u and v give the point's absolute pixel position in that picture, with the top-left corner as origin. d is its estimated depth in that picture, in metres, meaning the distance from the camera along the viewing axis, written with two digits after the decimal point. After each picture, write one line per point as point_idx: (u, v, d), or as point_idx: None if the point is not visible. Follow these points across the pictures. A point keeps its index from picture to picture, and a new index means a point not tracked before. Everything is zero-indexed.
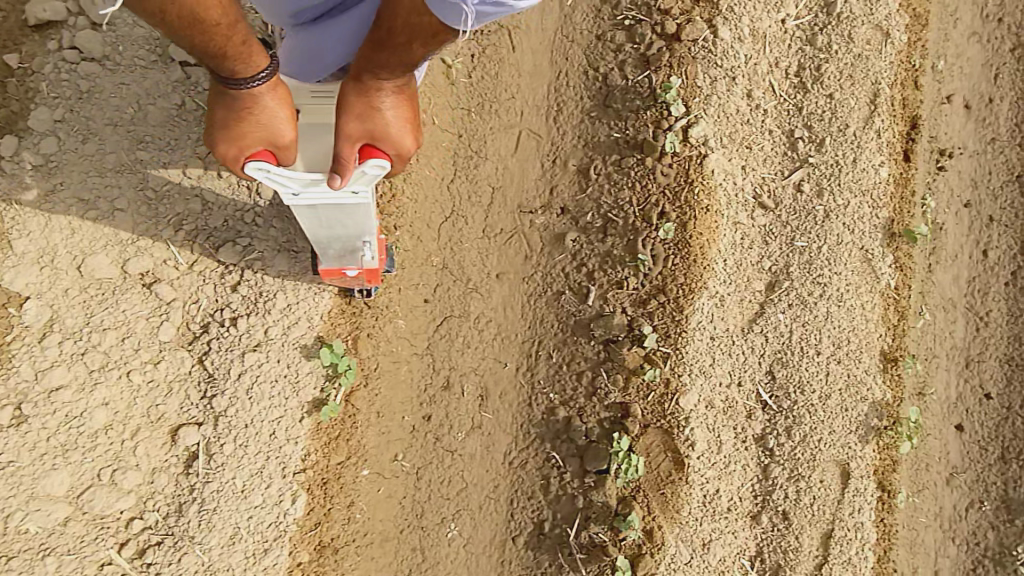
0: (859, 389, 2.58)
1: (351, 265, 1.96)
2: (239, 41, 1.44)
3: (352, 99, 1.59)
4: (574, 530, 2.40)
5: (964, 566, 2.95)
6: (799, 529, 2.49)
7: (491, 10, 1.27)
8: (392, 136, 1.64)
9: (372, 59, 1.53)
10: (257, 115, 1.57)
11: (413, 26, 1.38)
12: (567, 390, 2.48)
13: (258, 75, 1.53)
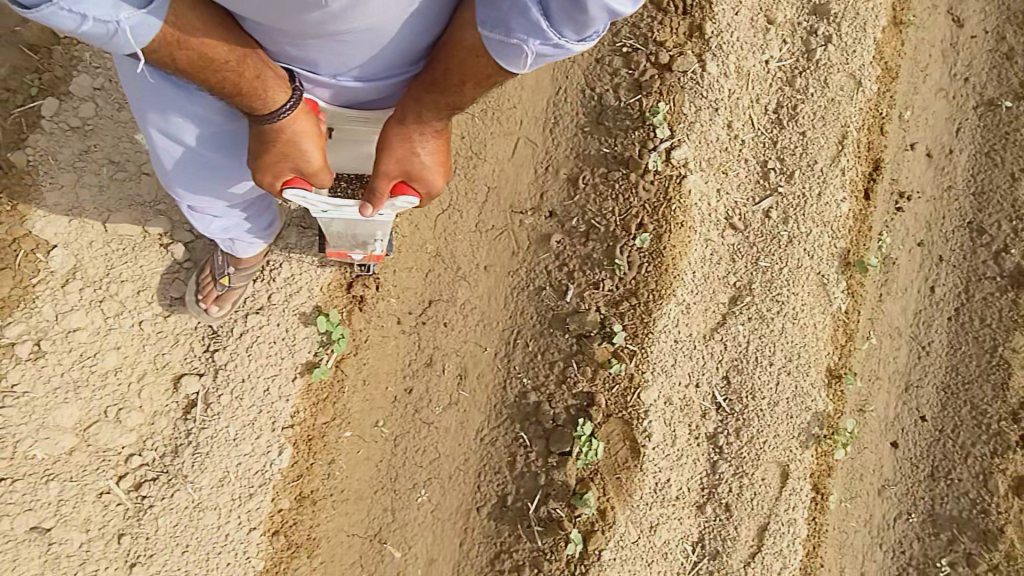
0: (805, 399, 2.83)
1: (357, 251, 2.15)
2: (252, 76, 1.33)
3: (393, 142, 1.58)
4: (534, 504, 2.61)
5: (889, 571, 3.24)
6: (739, 520, 2.75)
7: (551, 50, 1.23)
8: (426, 178, 1.67)
9: (420, 99, 1.48)
10: (285, 146, 1.52)
11: (468, 67, 1.33)
12: (539, 377, 2.70)
13: (280, 109, 1.42)
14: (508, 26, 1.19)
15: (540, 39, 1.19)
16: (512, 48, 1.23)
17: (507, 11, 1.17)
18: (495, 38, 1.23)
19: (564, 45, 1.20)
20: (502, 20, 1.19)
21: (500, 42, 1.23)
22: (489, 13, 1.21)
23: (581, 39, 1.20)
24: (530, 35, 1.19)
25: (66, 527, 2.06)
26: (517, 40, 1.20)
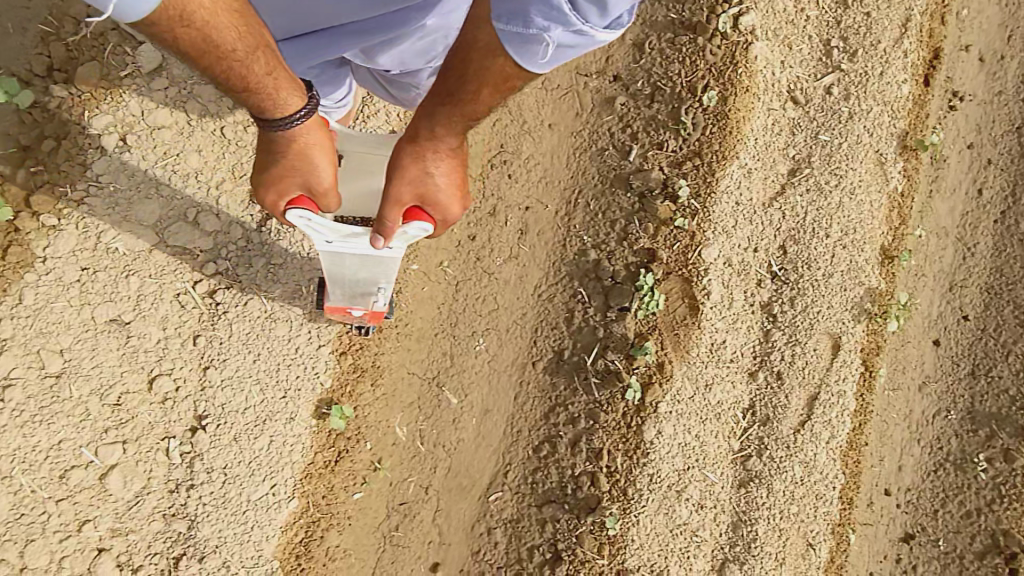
0: (859, 274, 2.85)
1: (357, 306, 2.08)
2: (265, 73, 1.49)
3: (407, 163, 1.69)
4: (591, 357, 2.62)
5: (926, 467, 3.23)
6: (789, 388, 2.76)
7: (570, 38, 1.32)
8: (439, 201, 1.75)
9: (432, 114, 1.62)
10: (296, 158, 1.67)
11: (485, 71, 1.41)
12: (600, 235, 2.72)
13: (293, 115, 1.59)
14: (528, 17, 1.27)
15: (562, 27, 1.27)
16: (532, 40, 1.30)
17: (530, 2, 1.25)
18: (512, 31, 1.30)
19: (585, 31, 1.30)
20: (524, 11, 1.27)
21: (519, 34, 1.29)
22: (508, 7, 1.29)
23: (601, 27, 1.30)
24: (552, 23, 1.26)
25: (144, 321, 2.09)
26: (540, 29, 1.27)
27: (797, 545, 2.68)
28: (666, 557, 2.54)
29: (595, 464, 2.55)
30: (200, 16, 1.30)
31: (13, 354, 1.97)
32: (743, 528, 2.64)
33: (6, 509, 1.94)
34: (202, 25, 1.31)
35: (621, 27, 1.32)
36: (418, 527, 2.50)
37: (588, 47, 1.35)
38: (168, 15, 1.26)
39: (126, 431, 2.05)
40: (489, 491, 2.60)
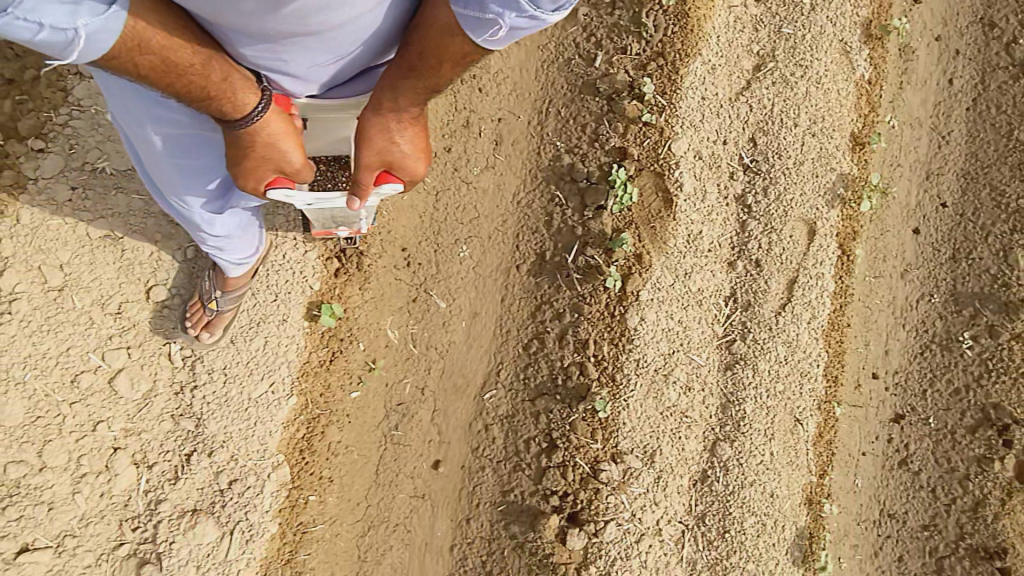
0: (831, 160, 2.89)
1: (341, 229, 2.14)
2: (219, 78, 1.37)
3: (372, 134, 1.63)
4: (572, 255, 2.72)
5: (912, 350, 3.32)
6: (769, 275, 2.84)
7: (524, 22, 1.26)
8: (407, 165, 1.72)
9: (397, 87, 1.53)
10: (262, 148, 1.56)
11: (444, 48, 1.37)
12: (572, 140, 2.79)
13: (252, 110, 1.46)
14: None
15: (516, 12, 1.22)
16: (487, 22, 1.27)
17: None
18: (469, 14, 1.27)
19: (538, 17, 1.23)
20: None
21: (474, 18, 1.26)
22: None
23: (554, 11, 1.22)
24: (505, 8, 1.22)
25: (136, 234, 2.21)
26: (492, 13, 1.23)
27: (785, 421, 2.80)
28: (657, 438, 2.66)
29: (583, 355, 2.65)
30: (156, 44, 1.23)
31: (14, 270, 2.10)
32: (731, 408, 2.76)
33: (22, 413, 2.07)
34: (160, 48, 1.24)
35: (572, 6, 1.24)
36: (418, 427, 2.64)
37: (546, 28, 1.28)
38: (125, 43, 1.19)
39: (128, 336, 2.20)
40: (483, 390, 2.72)
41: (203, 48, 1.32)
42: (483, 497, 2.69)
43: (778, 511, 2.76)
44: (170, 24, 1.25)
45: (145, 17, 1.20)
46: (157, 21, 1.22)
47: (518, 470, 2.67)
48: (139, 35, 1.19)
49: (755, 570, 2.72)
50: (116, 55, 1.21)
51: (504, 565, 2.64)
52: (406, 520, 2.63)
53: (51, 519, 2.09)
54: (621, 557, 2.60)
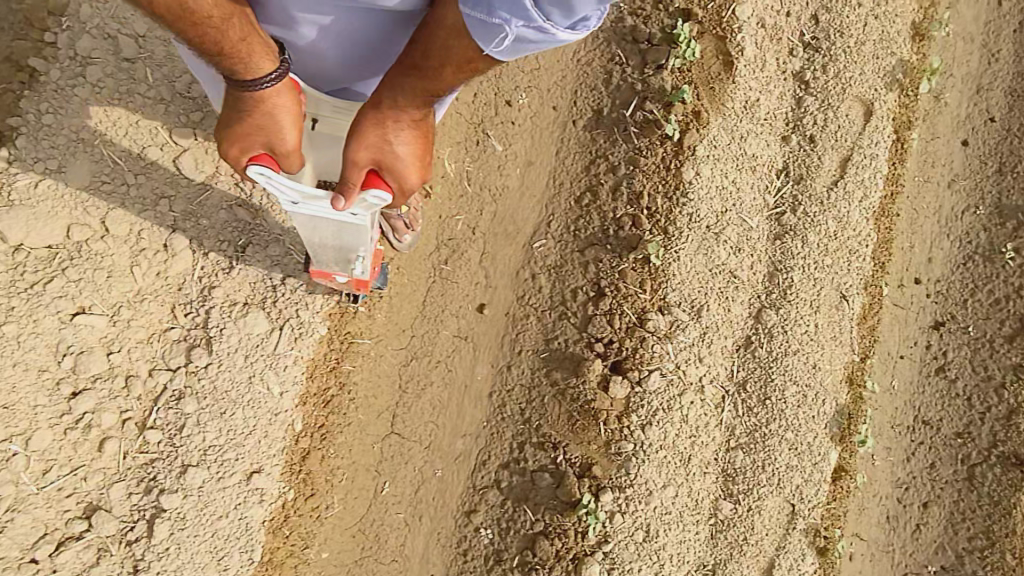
0: (890, 44, 2.91)
1: (341, 271, 2.09)
2: (239, 39, 1.42)
3: (366, 126, 1.60)
4: (630, 111, 2.71)
5: (955, 261, 3.24)
6: (823, 151, 2.82)
7: (531, 35, 1.25)
8: (398, 171, 1.65)
9: (395, 86, 1.55)
10: (262, 115, 1.57)
11: (447, 52, 1.37)
12: (637, 2, 2.78)
13: (264, 77, 1.51)
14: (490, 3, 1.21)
15: (523, 22, 1.21)
16: (494, 29, 1.25)
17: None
18: (475, 18, 1.25)
19: (546, 29, 1.23)
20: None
21: (481, 21, 1.24)
22: None
23: (565, 26, 1.24)
24: (515, 16, 1.21)
25: None
26: (499, 19, 1.22)
27: (830, 296, 2.76)
28: (705, 295, 2.64)
29: (636, 207, 2.64)
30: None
31: (91, 35, 2.13)
32: (778, 277, 2.73)
33: (86, 178, 2.10)
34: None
35: (585, 31, 1.26)
36: (466, 266, 2.63)
37: (553, 45, 1.29)
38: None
39: (197, 117, 2.20)
40: (533, 240, 2.70)
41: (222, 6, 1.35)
42: (525, 346, 2.65)
43: (820, 384, 2.71)
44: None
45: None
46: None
47: (563, 319, 2.64)
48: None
49: (794, 439, 2.67)
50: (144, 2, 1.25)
51: (544, 412, 2.60)
52: (448, 359, 2.60)
53: (110, 286, 2.12)
54: (664, 409, 2.56)
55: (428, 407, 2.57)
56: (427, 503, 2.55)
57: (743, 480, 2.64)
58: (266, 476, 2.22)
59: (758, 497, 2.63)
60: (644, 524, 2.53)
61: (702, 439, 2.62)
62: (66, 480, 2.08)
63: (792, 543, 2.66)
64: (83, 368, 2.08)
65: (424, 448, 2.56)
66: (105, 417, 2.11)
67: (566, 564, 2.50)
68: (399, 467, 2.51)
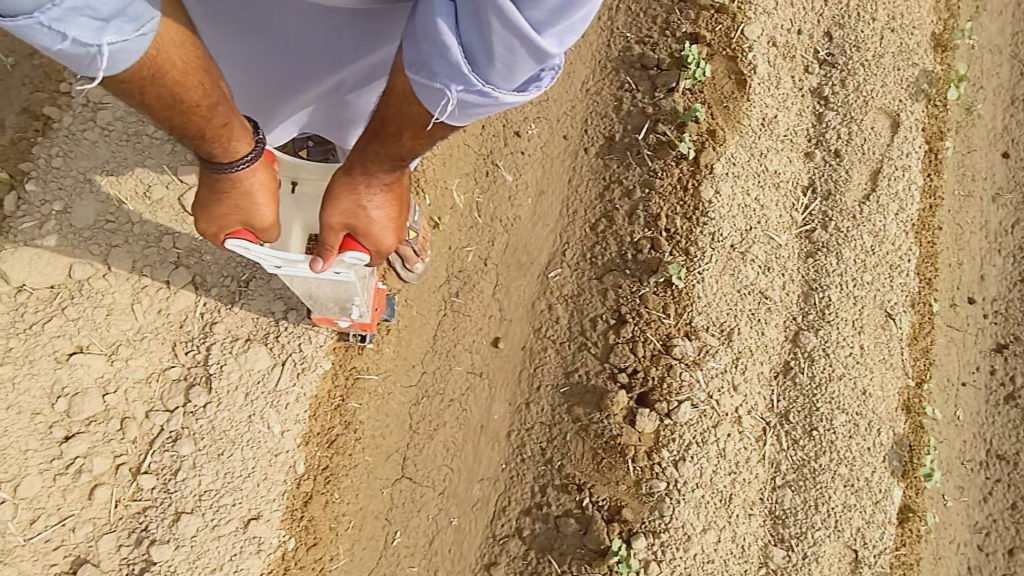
0: (912, 55, 2.76)
1: (343, 318, 2.01)
2: (220, 126, 1.33)
3: (339, 191, 1.49)
4: (642, 135, 2.60)
5: (1011, 278, 2.93)
6: (850, 164, 2.62)
7: (476, 100, 1.13)
8: (376, 235, 1.55)
9: (364, 154, 1.42)
10: (239, 195, 1.48)
11: (403, 117, 1.26)
12: (643, 32, 2.72)
13: (241, 159, 1.41)
14: (429, 67, 1.11)
15: (462, 85, 1.10)
16: (437, 96, 1.14)
17: (429, 53, 1.09)
18: (420, 82, 1.15)
19: (489, 93, 1.11)
20: (426, 63, 1.11)
21: (424, 86, 1.14)
22: (415, 54, 1.13)
23: (511, 89, 1.11)
24: (454, 80, 1.10)
25: None
26: (440, 84, 1.11)
27: (875, 315, 2.51)
28: (735, 317, 2.45)
29: (654, 230, 2.50)
30: (171, 76, 1.19)
31: (103, 83, 2.18)
32: (814, 296, 2.51)
33: (89, 219, 2.10)
34: (173, 84, 1.20)
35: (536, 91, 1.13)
36: (478, 298, 2.50)
37: (505, 109, 1.17)
38: (140, 76, 1.14)
39: (203, 155, 2.20)
40: (548, 270, 2.57)
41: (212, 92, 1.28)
42: (544, 380, 2.48)
43: (873, 413, 2.44)
44: (189, 57, 1.21)
45: (172, 51, 1.17)
46: (179, 56, 1.18)
47: (583, 350, 2.47)
48: (160, 68, 1.16)
49: (849, 474, 2.39)
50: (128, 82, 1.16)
51: (567, 451, 2.39)
52: (462, 397, 2.44)
53: (109, 325, 2.07)
54: (698, 442, 2.33)
55: (442, 448, 2.40)
56: (443, 556, 2.34)
57: (794, 522, 2.36)
58: (265, 523, 2.07)
59: (814, 542, 2.33)
60: (685, 574, 2.25)
61: (744, 476, 2.36)
62: (55, 530, 1.97)
63: None
64: (77, 411, 2.01)
65: (438, 494, 2.38)
66: (98, 462, 2.02)
67: None
68: (411, 515, 2.33)
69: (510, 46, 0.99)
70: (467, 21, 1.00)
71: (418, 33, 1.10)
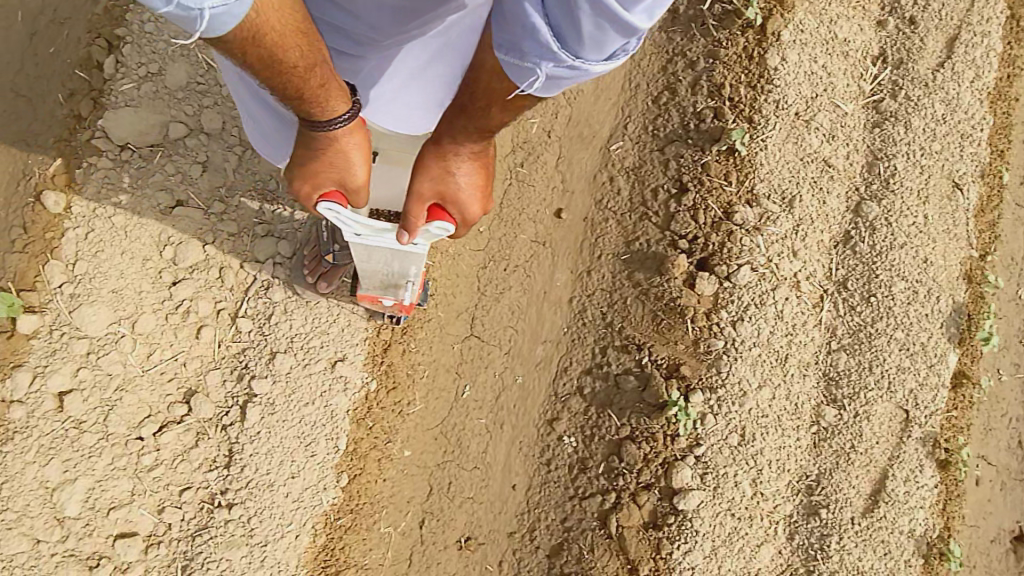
0: None
1: (388, 297, 2.09)
2: (319, 86, 1.37)
3: (430, 160, 1.62)
4: (707, 5, 2.57)
5: None
6: (924, 32, 2.57)
7: (565, 73, 1.17)
8: (462, 201, 1.67)
9: (453, 123, 1.53)
10: (334, 154, 1.58)
11: (491, 89, 1.32)
12: None
13: (339, 118, 1.49)
14: (520, 48, 1.16)
15: (553, 61, 1.14)
16: (527, 72, 1.20)
17: (520, 35, 1.14)
18: (510, 60, 1.21)
19: (579, 67, 1.15)
20: (516, 44, 1.16)
21: (513, 65, 1.20)
22: (504, 36, 1.19)
23: (600, 61, 1.14)
24: (543, 56, 1.14)
25: None
26: (530, 62, 1.16)
27: (940, 186, 2.51)
28: (796, 184, 2.49)
29: (717, 99, 2.52)
30: (271, 38, 1.17)
31: None
32: (878, 166, 2.51)
33: (182, 81, 2.31)
34: (272, 46, 1.18)
35: (624, 56, 1.14)
36: (542, 170, 2.61)
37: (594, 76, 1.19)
38: (240, 39, 1.12)
39: None
40: (610, 142, 2.63)
41: (309, 53, 1.28)
42: (605, 250, 2.59)
43: (933, 280, 2.47)
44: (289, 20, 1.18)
45: (274, 13, 1.14)
46: (278, 20, 1.15)
47: (644, 221, 2.55)
48: (259, 31, 1.12)
49: (904, 339, 2.44)
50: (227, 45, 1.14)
51: (627, 314, 2.51)
52: (526, 264, 2.57)
53: (202, 179, 2.29)
54: (756, 304, 2.42)
55: (507, 310, 2.55)
56: (508, 411, 2.53)
57: (847, 382, 2.44)
58: (349, 364, 2.28)
59: (867, 402, 2.42)
60: (738, 425, 2.37)
61: (800, 337, 2.44)
62: (168, 364, 2.22)
63: (908, 453, 2.41)
64: (181, 258, 2.24)
65: (504, 353, 2.54)
66: (202, 305, 2.25)
67: (655, 468, 2.38)
68: (479, 371, 2.50)
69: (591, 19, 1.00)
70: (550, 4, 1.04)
71: (507, 17, 1.15)
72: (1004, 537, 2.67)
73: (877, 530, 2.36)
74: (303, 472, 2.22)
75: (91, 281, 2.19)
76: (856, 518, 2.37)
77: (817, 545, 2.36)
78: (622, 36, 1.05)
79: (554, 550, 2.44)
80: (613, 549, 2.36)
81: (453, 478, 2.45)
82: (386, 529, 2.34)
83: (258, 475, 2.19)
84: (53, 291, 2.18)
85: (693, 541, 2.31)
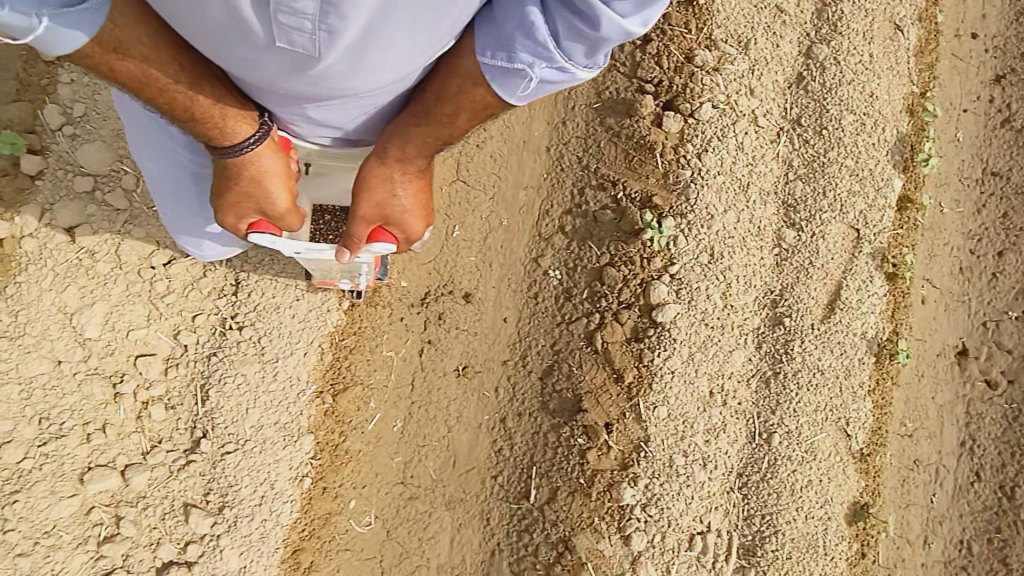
0: None
1: (343, 279, 2.11)
2: (208, 104, 1.43)
3: (373, 180, 1.57)
4: None
5: (1008, 18, 3.09)
6: None
7: (552, 76, 1.27)
8: (405, 222, 1.66)
9: (401, 140, 1.51)
10: (251, 184, 1.59)
11: (464, 95, 1.37)
12: None
13: (244, 141, 1.51)
14: (512, 48, 1.23)
15: (546, 62, 1.23)
16: (515, 74, 1.27)
17: (513, 35, 1.22)
18: (499, 63, 1.27)
19: (566, 69, 1.26)
20: (508, 43, 1.23)
21: (503, 66, 1.27)
22: (496, 38, 1.25)
23: (585, 66, 1.26)
24: (536, 57, 1.23)
25: None
26: (521, 62, 1.24)
27: (883, 29, 2.77)
28: (751, 29, 2.71)
29: None
30: (140, 54, 1.29)
31: None
32: (826, 13, 2.76)
33: None
34: (142, 59, 1.30)
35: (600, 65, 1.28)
36: None
37: (571, 84, 1.32)
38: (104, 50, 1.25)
39: None
40: None
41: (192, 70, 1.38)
42: (579, 101, 2.71)
43: (879, 112, 2.71)
44: (161, 39, 1.30)
45: (137, 28, 1.26)
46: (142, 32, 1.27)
47: (613, 71, 2.68)
48: (123, 42, 1.26)
49: (854, 166, 2.68)
50: (100, 60, 1.27)
51: (602, 156, 2.65)
52: (506, 116, 2.71)
53: None
54: (718, 137, 2.63)
55: (490, 159, 2.69)
56: (497, 251, 2.67)
57: (804, 207, 2.68)
58: None
59: (821, 223, 2.66)
60: (707, 245, 2.60)
61: (760, 168, 2.67)
62: None
63: (860, 266, 2.67)
64: None
65: (490, 199, 2.67)
66: None
67: (635, 288, 2.58)
68: (466, 214, 2.64)
69: (602, 24, 1.13)
70: (554, 5, 1.15)
71: (499, 19, 1.24)
72: (949, 352, 2.98)
73: (833, 333, 2.64)
74: (306, 296, 2.39)
75: (90, 123, 2.25)
76: (815, 324, 2.64)
77: (782, 350, 2.64)
78: (615, 41, 1.18)
79: (545, 373, 2.62)
80: (600, 362, 2.57)
81: (448, 310, 2.60)
82: (387, 353, 2.52)
83: (265, 298, 2.35)
84: (53, 133, 2.23)
85: (672, 348, 2.55)
